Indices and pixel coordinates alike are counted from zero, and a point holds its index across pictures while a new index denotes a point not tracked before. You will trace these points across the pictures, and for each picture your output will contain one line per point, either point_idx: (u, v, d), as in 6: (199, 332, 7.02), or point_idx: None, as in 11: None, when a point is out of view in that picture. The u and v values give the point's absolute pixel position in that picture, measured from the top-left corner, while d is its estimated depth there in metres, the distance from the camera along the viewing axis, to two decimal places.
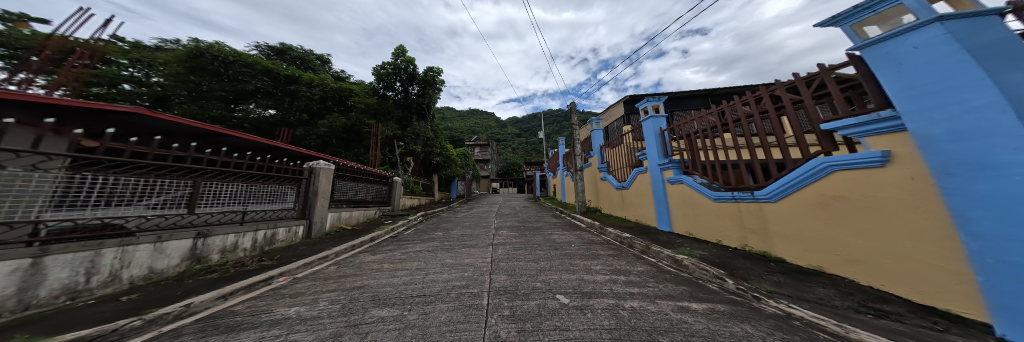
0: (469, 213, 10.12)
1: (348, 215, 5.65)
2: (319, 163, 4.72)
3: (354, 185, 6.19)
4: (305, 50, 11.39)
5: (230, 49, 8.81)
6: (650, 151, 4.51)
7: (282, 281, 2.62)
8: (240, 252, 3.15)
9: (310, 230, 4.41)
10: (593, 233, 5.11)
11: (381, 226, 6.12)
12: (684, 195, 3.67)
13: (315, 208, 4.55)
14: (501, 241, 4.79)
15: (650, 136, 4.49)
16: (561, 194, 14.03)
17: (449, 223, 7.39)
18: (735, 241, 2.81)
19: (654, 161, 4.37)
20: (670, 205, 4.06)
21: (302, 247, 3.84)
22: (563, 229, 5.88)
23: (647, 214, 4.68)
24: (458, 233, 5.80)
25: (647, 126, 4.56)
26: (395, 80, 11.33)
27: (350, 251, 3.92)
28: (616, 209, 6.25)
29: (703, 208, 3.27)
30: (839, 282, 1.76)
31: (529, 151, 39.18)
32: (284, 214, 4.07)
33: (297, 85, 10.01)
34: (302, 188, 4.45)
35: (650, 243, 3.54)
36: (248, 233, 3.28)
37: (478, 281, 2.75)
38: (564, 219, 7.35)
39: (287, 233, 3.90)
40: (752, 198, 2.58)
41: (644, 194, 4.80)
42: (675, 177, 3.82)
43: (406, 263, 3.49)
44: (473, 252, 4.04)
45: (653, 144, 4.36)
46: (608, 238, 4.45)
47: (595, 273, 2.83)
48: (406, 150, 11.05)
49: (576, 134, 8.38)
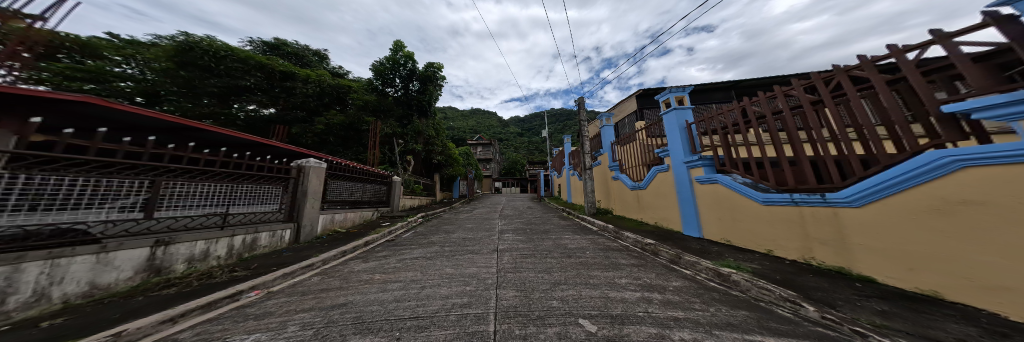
0: (471, 214, 9.70)
1: (342, 217, 5.28)
2: (308, 161, 4.29)
3: (350, 185, 5.82)
4: (302, 46, 11.11)
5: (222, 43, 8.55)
6: (673, 148, 4.03)
7: (252, 297, 2.21)
8: (212, 261, 2.75)
9: (299, 234, 4.01)
10: (608, 237, 4.65)
11: (378, 228, 5.73)
12: (718, 196, 3.20)
13: (304, 210, 4.13)
14: (506, 246, 4.36)
15: (673, 131, 4.01)
16: (566, 194, 13.54)
17: (450, 225, 7.00)
18: (795, 252, 2.32)
19: (678, 159, 3.90)
20: (699, 208, 3.59)
21: (286, 253, 3.46)
22: (573, 232, 5.41)
23: (670, 217, 4.22)
24: (460, 236, 5.39)
25: (669, 120, 4.08)
26: (395, 77, 10.99)
27: (339, 258, 3.52)
28: (631, 210, 5.77)
29: (746, 212, 2.79)
30: (978, 315, 1.27)
31: (531, 150, 38.62)
32: (269, 217, 3.68)
33: (293, 82, 9.64)
34: (291, 188, 4.05)
35: (680, 252, 3.09)
36: (222, 238, 2.88)
37: (482, 298, 2.32)
38: (572, 221, 6.90)
39: (270, 238, 3.51)
40: (822, 202, 2.12)
41: (666, 195, 4.34)
42: (707, 176, 3.35)
43: (400, 274, 3.08)
44: (476, 260, 3.61)
45: (677, 140, 3.89)
46: (627, 244, 4.00)
47: (622, 289, 2.38)
48: (406, 149, 10.64)
49: (585, 131, 7.92)
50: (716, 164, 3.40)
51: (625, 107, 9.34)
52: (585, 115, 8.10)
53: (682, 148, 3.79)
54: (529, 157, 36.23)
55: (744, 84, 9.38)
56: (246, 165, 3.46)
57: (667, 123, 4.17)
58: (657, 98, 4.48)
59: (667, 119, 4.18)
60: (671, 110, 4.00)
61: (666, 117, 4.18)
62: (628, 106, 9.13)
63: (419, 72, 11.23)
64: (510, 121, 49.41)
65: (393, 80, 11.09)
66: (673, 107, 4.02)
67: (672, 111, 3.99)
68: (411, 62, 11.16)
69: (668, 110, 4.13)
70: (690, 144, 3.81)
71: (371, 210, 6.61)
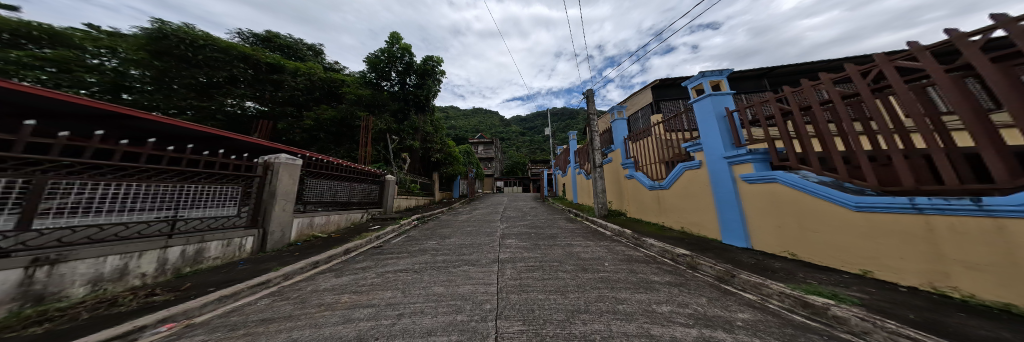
0: (471, 215, 9.10)
1: (324, 220, 4.67)
2: (278, 158, 3.59)
3: (335, 185, 5.27)
4: (294, 39, 10.61)
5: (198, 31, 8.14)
6: (708, 141, 3.36)
7: (158, 335, 1.58)
8: (132, 282, 2.15)
9: (264, 241, 3.37)
10: (628, 245, 3.98)
11: (365, 232, 5.13)
12: (777, 198, 2.51)
13: (271, 214, 3.47)
14: (509, 256, 3.74)
15: (709, 120, 3.34)
16: (572, 194, 12.89)
17: (446, 229, 6.40)
18: (917, 277, 1.60)
19: (716, 153, 3.23)
20: (745, 212, 2.90)
21: (242, 266, 2.85)
22: (584, 238, 4.75)
23: (704, 223, 3.54)
24: (456, 242, 4.79)
25: (703, 108, 3.41)
26: (391, 70, 10.49)
27: (306, 272, 2.90)
28: (648, 212, 5.12)
29: (826, 220, 2.10)
30: None
31: (533, 149, 37.99)
32: (227, 223, 3.08)
33: (280, 75, 9.55)
34: (256, 189, 3.43)
35: (728, 267, 2.42)
36: (150, 252, 2.28)
37: (477, 336, 1.68)
38: (581, 224, 6.25)
39: (223, 247, 2.89)
40: (969, 209, 1.37)
41: (697, 196, 3.66)
42: (758, 174, 2.67)
43: (377, 295, 2.46)
44: (472, 275, 2.98)
45: (714, 131, 3.22)
46: (652, 254, 3.33)
47: (668, 322, 1.72)
48: (402, 146, 10.04)
49: (594, 125, 7.26)
50: (769, 159, 2.72)
51: (637, 100, 8.65)
52: (594, 108, 7.45)
53: (721, 141, 3.12)
54: (531, 156, 35.62)
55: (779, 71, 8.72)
56: (199, 162, 2.89)
57: (700, 112, 3.50)
58: (687, 84, 3.80)
59: (699, 107, 3.51)
60: (706, 97, 3.33)
61: (698, 105, 3.51)
62: (640, 100, 8.45)
63: (415, 66, 10.79)
64: (511, 120, 48.86)
65: (388, 74, 10.60)
66: (708, 92, 3.36)
67: (708, 97, 3.32)
68: (408, 55, 10.68)
69: (702, 96, 3.45)
70: (733, 136, 3.13)
71: (360, 212, 6.03)
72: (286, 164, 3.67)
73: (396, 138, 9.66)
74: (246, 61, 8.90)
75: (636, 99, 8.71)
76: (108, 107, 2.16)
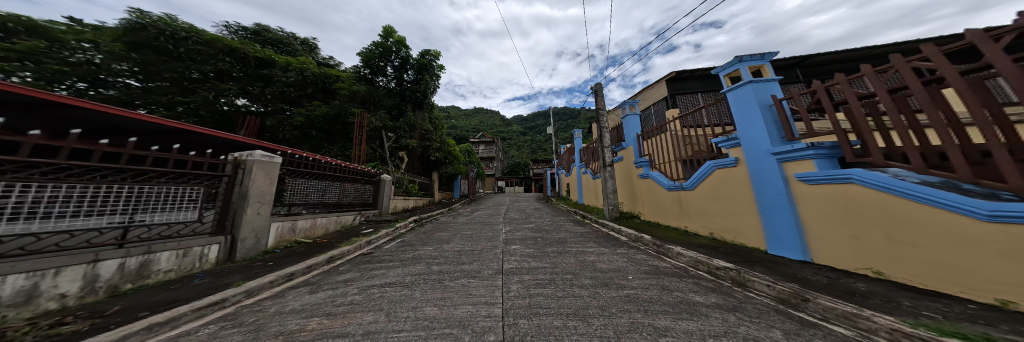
0: (471, 217, 8.67)
1: (309, 224, 4.22)
2: (251, 155, 3.11)
3: (323, 185, 4.85)
4: (286, 33, 10.24)
5: (182, 23, 7.69)
6: (748, 134, 2.89)
7: None
8: (46, 306, 1.66)
9: (232, 249, 2.91)
10: (650, 253, 3.49)
11: (356, 236, 4.69)
12: (853, 202, 2.02)
13: (242, 219, 2.99)
14: (514, 266, 3.29)
15: (749, 111, 2.87)
16: (576, 194, 12.43)
17: (445, 232, 5.96)
18: None
19: (760, 148, 2.75)
20: (802, 220, 2.41)
21: (199, 280, 2.39)
22: (597, 244, 4.26)
23: (741, 230, 3.05)
24: (454, 248, 4.35)
25: (742, 97, 2.95)
26: (386, 65, 10.22)
27: (276, 288, 2.43)
28: (667, 215, 4.65)
29: (931, 231, 1.59)
30: None
31: (534, 148, 37.65)
32: (185, 230, 2.60)
33: (270, 69, 9.17)
34: (225, 190, 2.96)
35: (793, 286, 1.93)
36: (73, 268, 1.80)
37: None
38: (591, 227, 5.77)
39: (179, 258, 2.43)
40: None
41: (732, 198, 3.18)
42: (822, 174, 2.18)
43: (355, 319, 1.98)
44: (473, 292, 2.51)
45: (757, 122, 2.74)
46: (683, 266, 2.85)
47: None
48: (398, 144, 9.60)
49: (603, 120, 6.76)
50: (836, 157, 2.23)
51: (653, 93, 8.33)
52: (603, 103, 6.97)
53: (766, 134, 2.65)
54: (532, 156, 35.22)
55: (813, 59, 8.39)
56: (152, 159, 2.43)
57: (737, 101, 3.04)
58: (720, 71, 3.33)
59: (736, 96, 3.05)
60: (747, 84, 2.87)
61: (735, 94, 3.05)
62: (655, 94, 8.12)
63: (412, 61, 10.52)
64: (511, 120, 48.55)
65: (384, 69, 10.31)
66: (748, 79, 2.90)
67: (749, 84, 2.86)
68: (404, 49, 10.38)
69: (740, 83, 2.99)
70: (781, 128, 2.65)
71: (352, 214, 5.60)
72: (262, 162, 3.21)
73: (392, 136, 9.26)
74: (233, 54, 8.49)
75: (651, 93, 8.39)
76: (27, 91, 1.69)
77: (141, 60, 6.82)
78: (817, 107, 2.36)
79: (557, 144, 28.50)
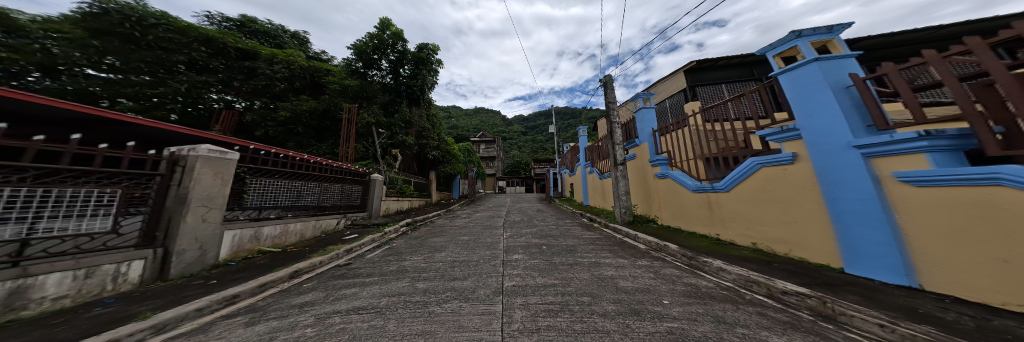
0: (470, 219, 8.12)
1: (280, 230, 3.65)
2: (196, 150, 2.53)
3: (301, 186, 4.30)
4: (273, 24, 9.69)
5: (154, 10, 7.14)
6: (815, 124, 2.30)
7: None
8: None
9: (159, 266, 2.29)
10: (681, 267, 2.89)
11: (337, 243, 4.11)
12: (996, 212, 1.33)
13: (178, 229, 2.38)
14: (516, 284, 2.72)
15: (816, 95, 2.30)
16: (581, 195, 11.85)
17: (439, 238, 5.36)
18: None
19: (832, 140, 2.15)
20: (907, 238, 1.74)
21: (99, 310, 1.79)
22: (614, 255, 3.66)
23: (802, 242, 2.43)
24: (447, 258, 3.79)
25: (803, 79, 2.38)
26: (381, 58, 9.66)
27: (201, 318, 1.82)
28: (693, 221, 4.04)
29: None
30: None
31: (536, 148, 37.05)
32: (91, 245, 1.96)
33: (254, 62, 8.62)
34: (155, 194, 2.35)
35: (929, 330, 1.30)
36: None
37: None
38: (602, 233, 5.18)
39: (76, 282, 1.81)
40: None
41: (787, 203, 2.56)
42: (933, 175, 1.56)
43: None
44: (465, 323, 1.92)
45: (829, 107, 2.16)
46: (733, 287, 2.22)
47: None
48: (393, 141, 9.00)
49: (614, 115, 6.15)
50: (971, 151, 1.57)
51: (673, 83, 8.07)
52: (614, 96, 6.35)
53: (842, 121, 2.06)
54: (532, 155, 34.70)
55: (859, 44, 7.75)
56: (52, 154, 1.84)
57: (796, 85, 2.47)
58: (770, 50, 2.76)
59: (795, 78, 2.48)
60: (812, 62, 2.30)
61: (794, 76, 2.48)
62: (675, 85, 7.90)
63: (409, 54, 9.99)
64: (512, 120, 47.98)
65: (378, 63, 9.76)
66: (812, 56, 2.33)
67: (814, 62, 2.29)
68: (401, 42, 9.84)
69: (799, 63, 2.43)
70: (864, 114, 2.05)
71: (335, 218, 5.03)
72: (213, 160, 2.65)
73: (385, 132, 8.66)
74: (210, 44, 7.93)
75: (670, 83, 8.17)
76: None
77: (102, 47, 6.32)
78: (930, 83, 1.75)
79: (559, 143, 27.93)
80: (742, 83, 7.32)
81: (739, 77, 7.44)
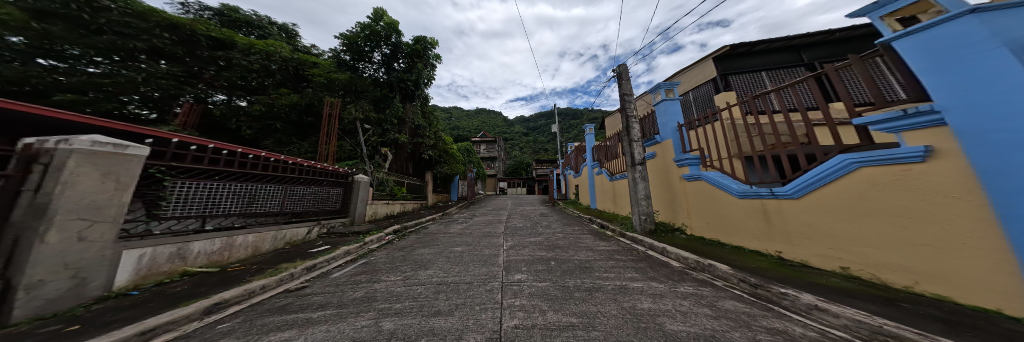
0: (467, 224, 7.37)
1: (220, 243, 2.88)
2: (74, 140, 1.79)
3: (257, 190, 3.57)
4: (254, 14, 8.98)
5: None
6: (975, 102, 1.52)
7: None
8: None
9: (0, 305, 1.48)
10: (748, 303, 2.04)
11: (301, 256, 3.35)
12: None
13: (34, 251, 1.61)
14: (520, 327, 1.92)
15: (977, 61, 1.53)
16: (587, 198, 11.06)
17: (429, 248, 4.64)
18: None
19: (1002, 126, 1.38)
20: None
21: None
22: (645, 280, 2.79)
23: (940, 275, 1.64)
24: (434, 280, 3.02)
25: (952, 40, 1.65)
26: (372, 50, 9.00)
27: None
28: (737, 232, 3.26)
29: None
30: None
31: (538, 149, 36.30)
32: None
33: (230, 52, 7.87)
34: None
35: None
36: None
37: None
38: (619, 245, 4.35)
39: None
40: None
41: (909, 216, 1.77)
42: None
43: None
44: None
45: (1003, 74, 1.41)
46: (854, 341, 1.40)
47: None
48: (383, 139, 8.30)
49: (630, 107, 5.34)
50: None
51: (704, 71, 7.87)
52: (629, 87, 5.58)
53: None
54: (534, 156, 33.97)
55: None
56: None
57: (931, 51, 1.75)
58: (878, 9, 2.03)
59: (932, 42, 1.75)
60: (967, 14, 1.56)
61: (932, 37, 1.75)
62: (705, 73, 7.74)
63: (404, 47, 9.31)
64: (512, 120, 47.38)
65: (370, 55, 9.10)
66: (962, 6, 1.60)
67: (970, 17, 1.56)
68: (395, 34, 9.09)
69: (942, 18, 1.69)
70: None
71: (304, 226, 4.27)
72: (102, 156, 1.94)
73: (372, 129, 7.96)
74: (175, 30, 6.73)
75: (699, 71, 8.00)
76: None
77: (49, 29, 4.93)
78: None
79: (561, 143, 27.28)
80: (785, 70, 7.18)
81: (782, 63, 7.31)
